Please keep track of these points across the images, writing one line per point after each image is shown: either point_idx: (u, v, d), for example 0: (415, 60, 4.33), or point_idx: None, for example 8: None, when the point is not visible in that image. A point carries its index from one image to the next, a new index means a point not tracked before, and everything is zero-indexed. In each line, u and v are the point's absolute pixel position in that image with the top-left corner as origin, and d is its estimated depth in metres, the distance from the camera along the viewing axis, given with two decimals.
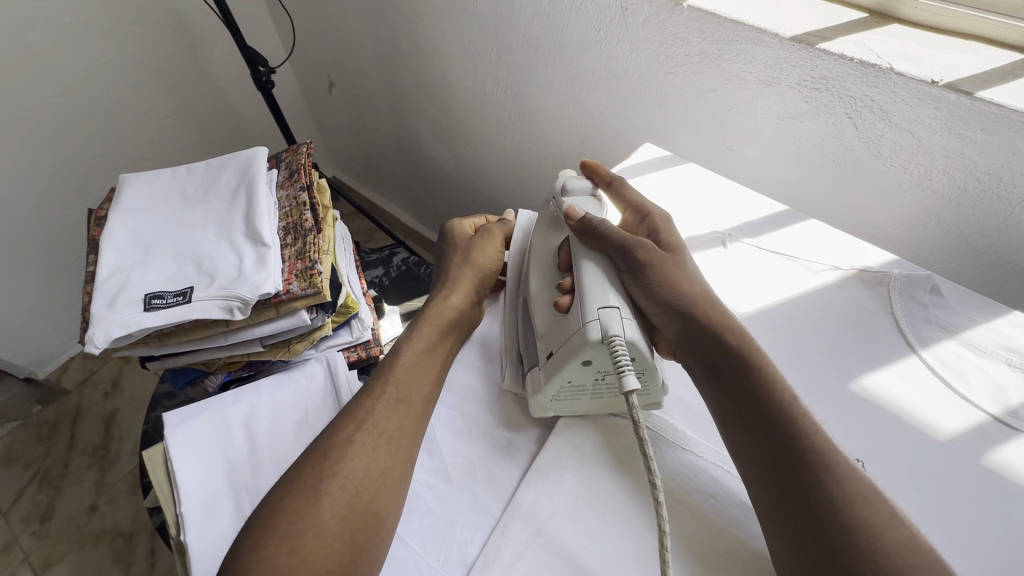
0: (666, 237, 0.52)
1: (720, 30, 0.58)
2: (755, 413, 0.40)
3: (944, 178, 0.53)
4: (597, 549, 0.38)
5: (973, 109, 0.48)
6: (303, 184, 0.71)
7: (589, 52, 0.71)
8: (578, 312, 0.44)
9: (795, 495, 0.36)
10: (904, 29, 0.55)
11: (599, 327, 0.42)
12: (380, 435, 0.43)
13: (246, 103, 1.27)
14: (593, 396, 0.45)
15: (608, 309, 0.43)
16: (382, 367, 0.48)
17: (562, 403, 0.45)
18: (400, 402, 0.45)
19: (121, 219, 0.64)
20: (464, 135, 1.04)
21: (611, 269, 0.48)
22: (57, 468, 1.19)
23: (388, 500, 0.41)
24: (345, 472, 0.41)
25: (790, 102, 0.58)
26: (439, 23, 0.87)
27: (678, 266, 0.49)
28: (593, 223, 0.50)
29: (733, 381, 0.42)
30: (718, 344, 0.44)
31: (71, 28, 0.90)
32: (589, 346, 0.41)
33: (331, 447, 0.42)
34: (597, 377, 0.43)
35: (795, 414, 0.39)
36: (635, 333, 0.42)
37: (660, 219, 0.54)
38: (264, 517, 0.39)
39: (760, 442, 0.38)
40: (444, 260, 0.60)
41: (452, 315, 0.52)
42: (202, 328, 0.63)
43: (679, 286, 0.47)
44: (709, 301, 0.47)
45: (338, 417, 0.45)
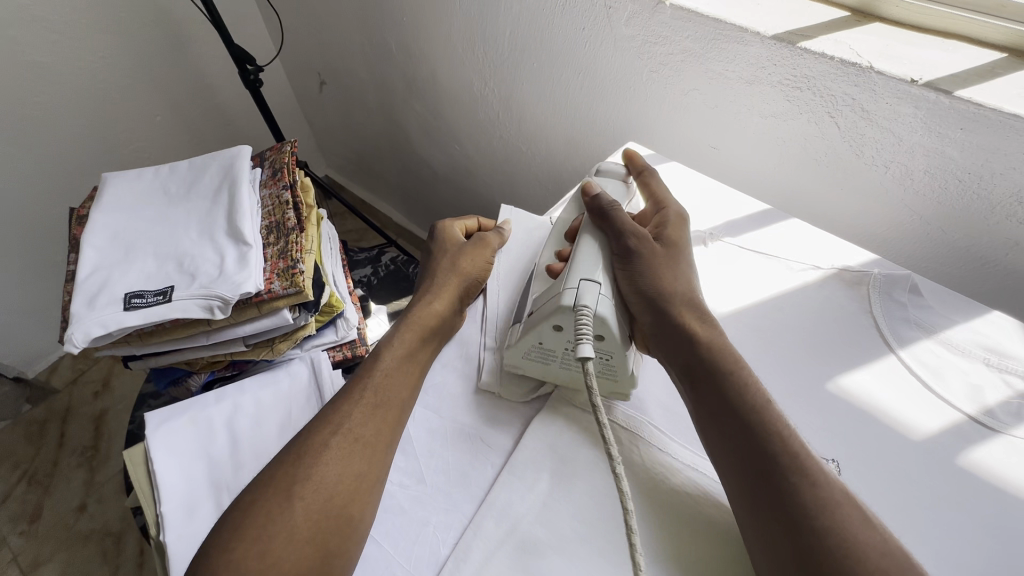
0: (671, 233, 0.51)
1: (703, 29, 0.57)
2: (729, 414, 0.39)
3: (925, 178, 0.53)
4: (568, 548, 0.38)
5: (952, 107, 0.47)
6: (286, 183, 0.70)
7: (574, 48, 0.70)
8: (562, 279, 0.45)
9: (765, 492, 0.36)
10: (886, 28, 0.55)
11: (575, 295, 0.43)
12: (356, 440, 0.42)
13: (236, 102, 1.27)
14: (560, 365, 0.46)
15: (590, 282, 0.44)
16: (363, 371, 0.47)
17: (530, 364, 0.47)
18: (378, 406, 0.45)
19: (101, 218, 0.64)
20: (453, 133, 1.04)
21: (604, 251, 0.48)
22: (46, 468, 1.18)
23: (360, 503, 0.40)
24: (319, 475, 0.40)
25: (773, 100, 0.58)
26: (425, 19, 0.87)
27: (673, 263, 0.48)
28: (603, 203, 0.50)
29: (708, 385, 0.41)
30: (694, 347, 0.43)
31: (57, 25, 0.89)
32: (560, 310, 0.43)
33: (306, 450, 0.42)
34: (566, 347, 0.45)
35: (770, 418, 0.39)
36: (609, 310, 0.43)
37: (674, 214, 0.53)
38: (235, 518, 0.39)
39: (730, 444, 0.38)
40: (432, 261, 0.59)
41: (435, 320, 0.52)
42: (183, 327, 0.62)
43: (667, 282, 0.46)
44: (694, 302, 0.46)
45: (314, 419, 0.44)
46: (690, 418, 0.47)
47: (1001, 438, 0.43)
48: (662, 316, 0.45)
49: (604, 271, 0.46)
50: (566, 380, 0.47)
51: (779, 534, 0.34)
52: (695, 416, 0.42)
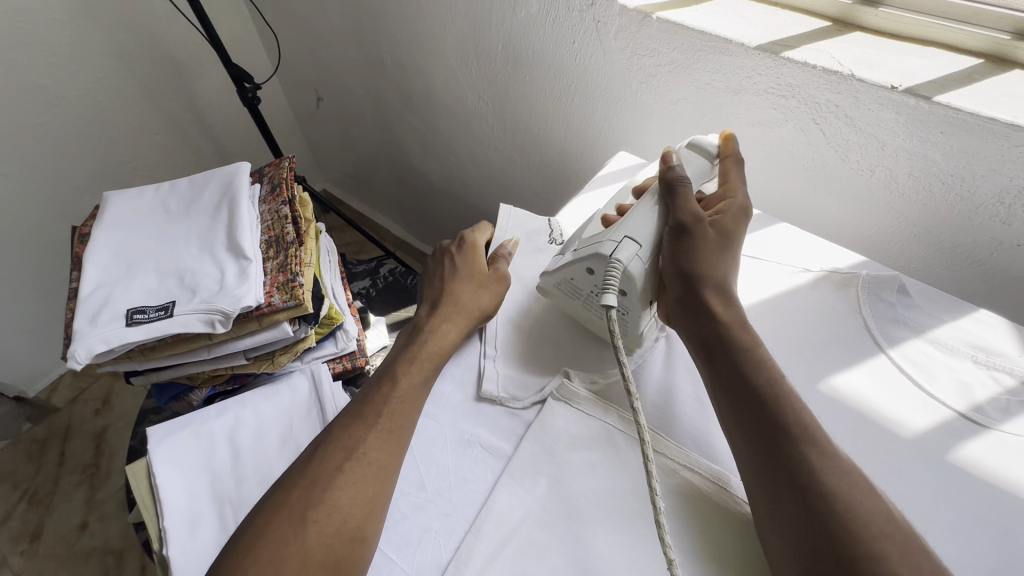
0: (728, 223, 0.50)
1: (690, 40, 0.59)
2: (741, 388, 0.40)
3: (910, 180, 0.55)
4: (568, 550, 0.39)
5: (932, 112, 0.49)
6: (285, 198, 0.71)
7: (566, 61, 0.72)
8: (611, 230, 0.48)
9: (776, 470, 0.36)
10: (866, 37, 0.56)
11: (613, 247, 0.46)
12: (370, 464, 0.42)
13: (233, 119, 1.29)
14: (584, 304, 0.51)
15: (632, 241, 0.47)
16: (383, 394, 0.46)
17: (560, 297, 0.53)
18: (393, 429, 0.44)
19: (103, 236, 0.65)
20: (449, 145, 1.05)
21: (654, 224, 0.49)
22: (46, 487, 1.18)
23: (373, 524, 0.40)
24: (332, 500, 0.40)
25: (759, 109, 0.59)
26: (418, 34, 0.89)
27: (721, 247, 0.48)
28: (673, 175, 0.49)
29: (722, 357, 0.42)
30: (714, 325, 0.44)
31: (57, 48, 0.91)
32: (596, 255, 0.47)
33: (318, 473, 0.41)
34: (592, 289, 0.49)
35: (782, 398, 0.39)
36: (641, 271, 0.46)
37: (738, 206, 0.51)
38: (245, 541, 0.38)
39: (743, 415, 0.39)
40: (445, 277, 0.56)
41: (451, 347, 0.51)
42: (185, 342, 0.63)
43: (707, 261, 0.46)
44: (723, 286, 0.46)
45: (324, 439, 0.43)
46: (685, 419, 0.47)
47: (991, 434, 0.44)
48: (690, 290, 0.45)
49: (648, 241, 0.47)
50: (586, 320, 0.52)
51: (795, 511, 0.34)
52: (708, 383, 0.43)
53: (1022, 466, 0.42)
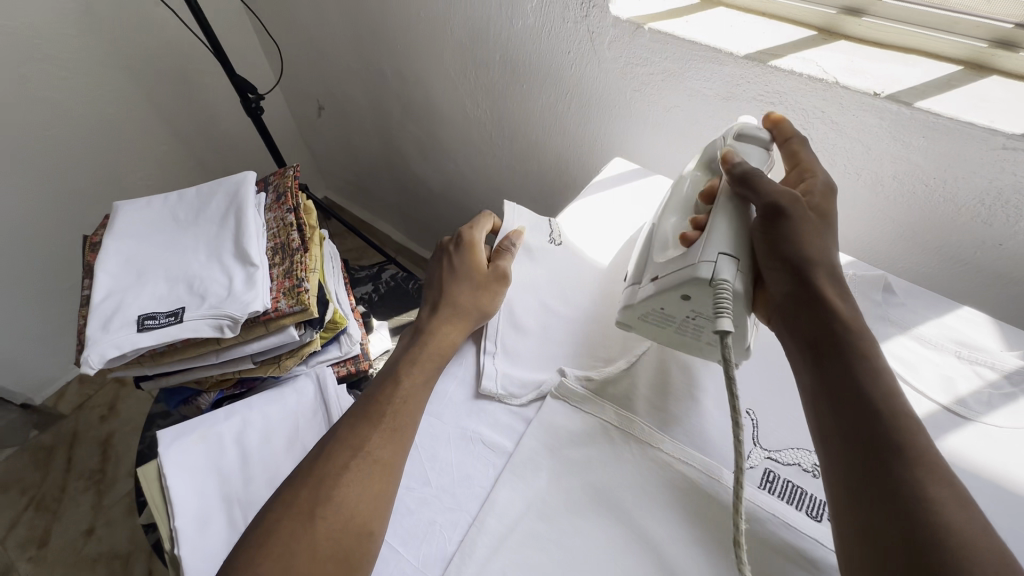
0: (821, 204, 0.48)
1: (681, 50, 0.61)
2: (851, 395, 0.37)
3: (894, 183, 0.57)
4: (568, 540, 0.40)
5: (913, 118, 0.51)
6: (290, 206, 0.73)
7: (562, 70, 0.74)
8: (699, 248, 0.45)
9: (875, 487, 0.33)
10: (851, 46, 0.58)
11: (712, 268, 0.43)
12: (376, 462, 0.43)
13: (235, 128, 1.31)
14: (675, 330, 0.48)
15: (729, 258, 0.44)
16: (386, 392, 0.48)
17: (646, 325, 0.49)
18: (397, 428, 0.45)
19: (114, 245, 0.67)
20: (448, 152, 1.07)
21: (738, 222, 0.47)
22: (53, 493, 1.19)
23: (378, 520, 0.41)
24: (340, 496, 0.41)
25: (749, 115, 0.61)
26: (417, 44, 0.91)
27: (821, 234, 0.46)
28: (744, 170, 0.48)
29: (831, 355, 0.40)
30: (825, 318, 0.42)
31: (65, 62, 0.93)
32: (696, 281, 0.43)
33: (325, 471, 0.42)
34: (688, 314, 0.46)
35: (897, 409, 0.36)
36: (742, 288, 0.44)
37: (822, 183, 0.49)
38: (256, 538, 0.40)
39: (844, 420, 0.36)
40: (447, 278, 0.57)
41: (452, 347, 0.53)
42: (195, 346, 0.65)
43: (806, 250, 0.44)
44: (834, 274, 0.44)
45: (330, 439, 0.45)
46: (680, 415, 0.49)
47: (974, 426, 0.46)
48: (797, 283, 0.43)
49: (734, 241, 0.46)
50: (683, 346, 0.49)
51: (893, 532, 0.31)
52: (809, 390, 0.40)
53: (1003, 456, 0.44)
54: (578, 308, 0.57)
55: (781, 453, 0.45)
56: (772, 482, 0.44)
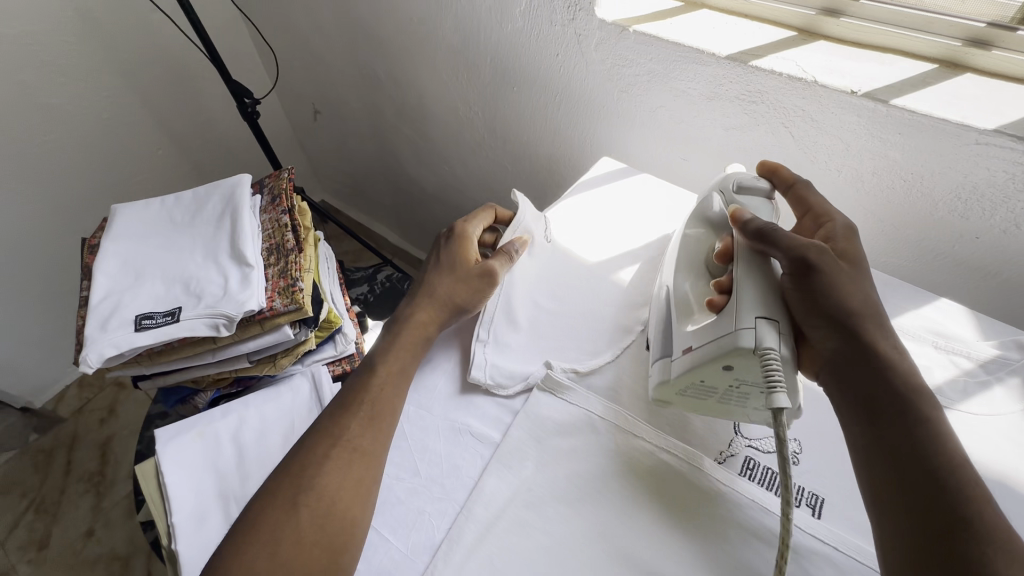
0: (845, 245, 0.47)
1: (665, 51, 0.63)
2: (917, 464, 0.37)
3: (874, 179, 0.58)
4: (554, 527, 0.41)
5: (889, 115, 0.52)
6: (284, 208, 0.75)
7: (551, 73, 0.76)
8: (731, 314, 0.42)
9: (917, 505, 0.36)
10: (830, 46, 0.60)
11: (753, 335, 0.40)
12: (354, 449, 0.44)
13: (232, 133, 1.32)
14: (717, 400, 0.45)
15: (768, 321, 0.42)
16: (364, 382, 0.48)
17: (685, 399, 0.46)
18: (375, 417, 0.46)
19: (112, 246, 0.68)
20: (442, 154, 1.09)
21: (768, 280, 0.45)
22: (53, 495, 1.20)
23: (360, 507, 0.42)
24: (321, 484, 0.42)
25: (733, 114, 0.63)
26: (410, 48, 0.92)
27: (854, 283, 0.45)
28: (759, 227, 0.47)
29: (889, 409, 0.40)
30: (879, 374, 0.41)
31: (64, 69, 0.95)
32: (739, 351, 0.40)
33: (308, 462, 0.44)
34: (731, 384, 0.43)
35: (939, 431, 0.38)
36: (789, 352, 0.41)
37: (842, 226, 0.49)
38: (244, 528, 0.41)
39: (888, 440, 0.39)
40: (433, 270, 0.58)
41: (427, 338, 0.53)
42: (191, 346, 0.66)
43: (847, 303, 0.43)
44: (879, 323, 0.44)
45: (314, 431, 0.46)
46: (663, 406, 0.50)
47: (951, 414, 0.47)
48: (846, 339, 0.42)
49: (770, 301, 0.43)
50: (727, 414, 0.46)
51: (936, 549, 0.34)
52: (865, 454, 0.40)
53: (979, 442, 0.45)
54: (565, 303, 0.58)
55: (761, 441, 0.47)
56: (751, 469, 0.45)
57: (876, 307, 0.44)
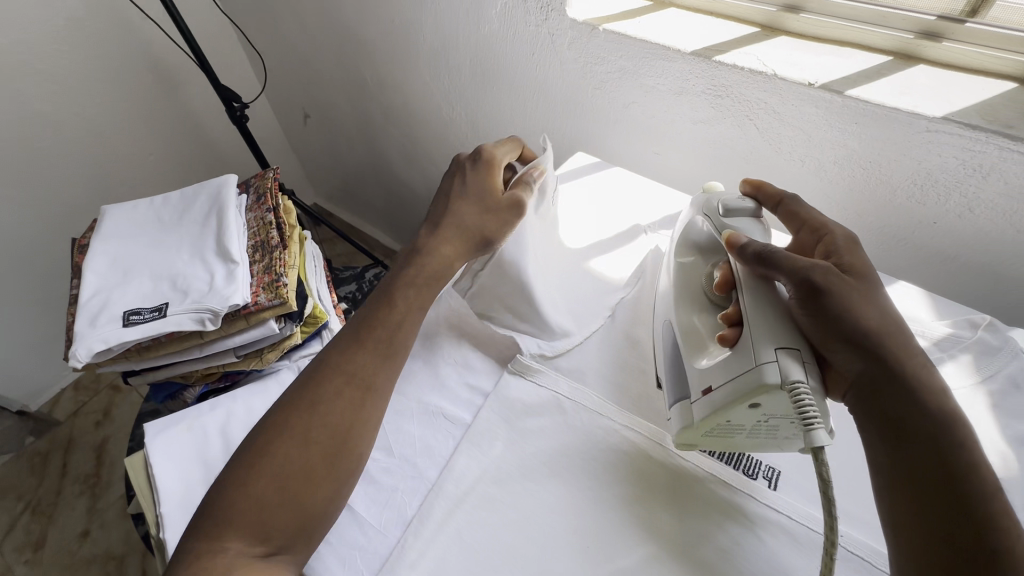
0: (851, 261, 0.46)
1: (633, 48, 0.65)
2: (942, 488, 0.36)
3: (836, 169, 0.60)
4: (520, 502, 0.43)
5: (845, 105, 0.54)
6: (269, 206, 0.77)
7: (527, 72, 0.78)
8: (750, 349, 0.41)
9: (941, 529, 0.35)
10: (791, 41, 0.62)
11: (778, 369, 0.39)
12: (362, 381, 0.46)
13: (223, 138, 1.35)
14: (747, 435, 0.43)
15: (788, 350, 0.40)
16: (378, 316, 0.49)
17: (713, 439, 0.44)
18: (385, 353, 0.48)
19: (101, 246, 0.70)
20: (429, 155, 1.11)
21: (777, 306, 0.44)
22: (49, 497, 1.22)
23: (365, 442, 0.44)
24: (327, 409, 0.44)
25: (700, 108, 0.65)
26: (394, 52, 0.95)
27: (865, 297, 0.43)
28: (757, 251, 0.46)
29: (921, 432, 0.38)
30: (908, 394, 0.40)
31: (56, 76, 0.97)
32: (765, 388, 0.39)
33: (319, 395, 0.45)
34: (759, 420, 0.41)
35: (977, 460, 0.37)
36: (816, 380, 0.40)
37: (843, 237, 0.47)
38: (248, 456, 0.42)
39: (915, 459, 0.38)
40: (458, 194, 0.55)
41: (446, 271, 0.52)
42: (179, 340, 0.68)
43: (863, 321, 0.42)
44: (903, 340, 0.42)
45: (326, 365, 0.47)
46: (630, 388, 0.52)
47: None
48: (869, 360, 0.41)
49: (784, 329, 0.42)
50: (757, 446, 0.44)
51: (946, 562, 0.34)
52: (889, 472, 0.39)
53: None
54: None
55: None
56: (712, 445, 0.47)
57: (893, 320, 0.43)
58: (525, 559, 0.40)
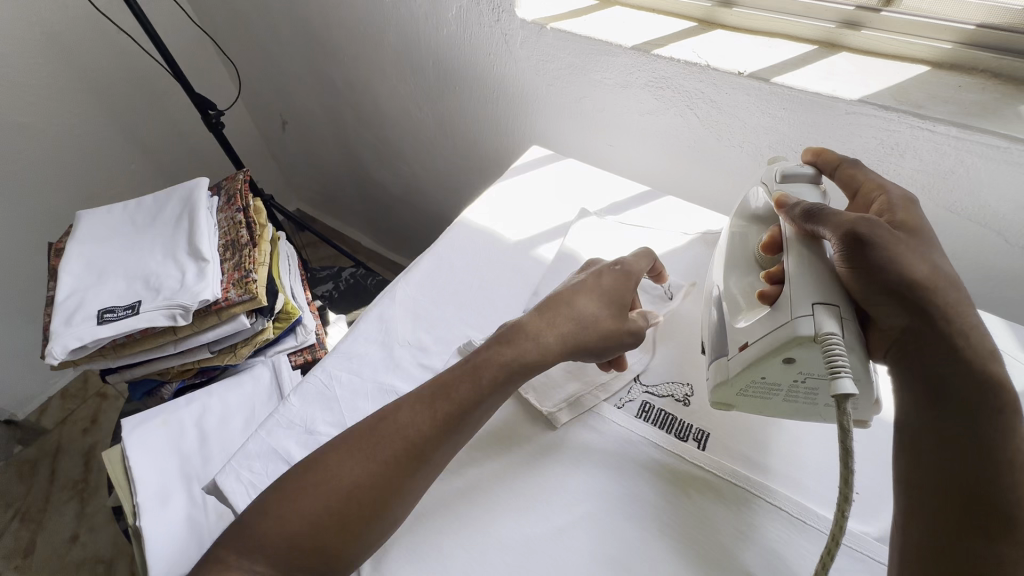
0: (905, 217, 0.42)
1: (579, 46, 0.68)
2: (972, 447, 0.34)
3: (771, 153, 0.64)
4: (464, 471, 0.46)
5: (772, 92, 0.58)
6: (239, 207, 0.80)
7: (486, 71, 0.81)
8: (786, 303, 0.40)
9: (947, 481, 0.34)
10: (726, 34, 0.65)
11: (812, 322, 0.38)
12: (417, 438, 0.41)
13: (202, 146, 1.38)
14: (785, 398, 0.42)
15: (827, 305, 0.38)
16: (457, 378, 0.44)
17: (748, 400, 0.44)
18: (451, 412, 0.42)
19: (77, 249, 0.73)
20: (402, 156, 1.14)
21: (820, 264, 0.41)
22: (38, 504, 1.23)
23: (401, 510, 0.40)
24: (374, 462, 0.40)
25: (644, 99, 0.68)
26: (362, 56, 0.98)
27: (915, 251, 0.39)
28: (808, 208, 0.43)
29: (956, 394, 0.36)
30: (951, 354, 0.37)
31: (34, 88, 1.00)
32: (797, 340, 0.38)
33: (374, 453, 0.40)
34: (795, 379, 0.41)
35: (1014, 426, 0.34)
36: (854, 338, 0.38)
37: (898, 196, 0.43)
38: (287, 479, 0.40)
39: (939, 422, 0.36)
40: (588, 287, 0.48)
41: (536, 351, 0.45)
42: (153, 338, 0.70)
43: (911, 274, 0.38)
44: (957, 301, 0.38)
45: (391, 420, 0.42)
46: None
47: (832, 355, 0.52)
48: (917, 318, 0.37)
49: (822, 284, 0.39)
50: (796, 411, 0.44)
51: (947, 506, 0.34)
52: (914, 426, 0.37)
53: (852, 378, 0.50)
54: (492, 277, 0.63)
55: (657, 386, 0.52)
56: (648, 411, 0.50)
57: (947, 275, 0.39)
58: (468, 518, 0.43)
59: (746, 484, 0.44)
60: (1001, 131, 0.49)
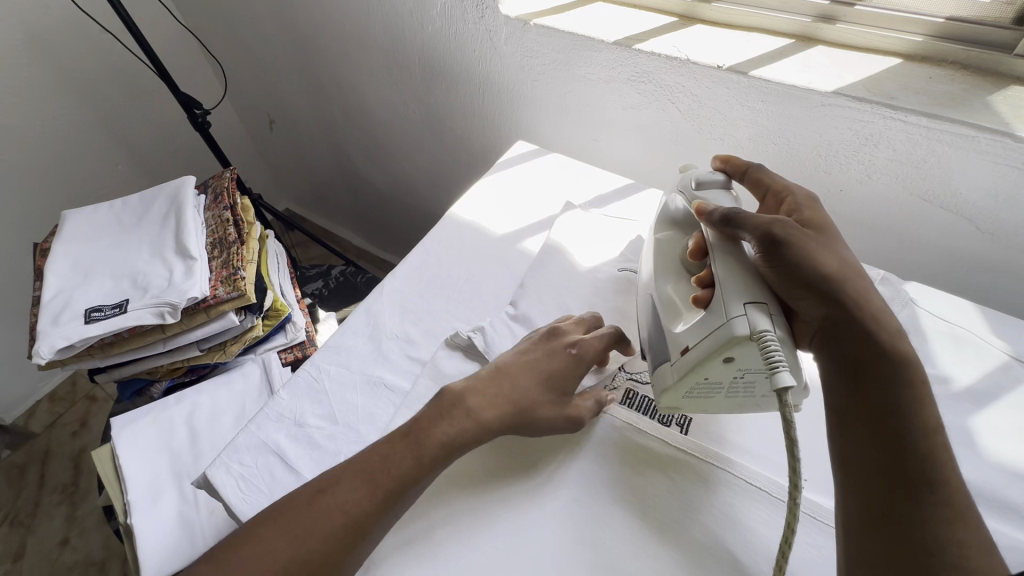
0: (811, 216, 0.45)
1: (562, 41, 0.69)
2: (890, 419, 0.36)
3: (751, 145, 0.65)
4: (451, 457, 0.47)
5: (751, 85, 0.59)
6: (226, 205, 0.80)
7: (471, 68, 0.82)
8: (720, 304, 0.41)
9: (881, 449, 0.35)
10: (706, 29, 0.66)
11: (747, 322, 0.39)
12: (354, 517, 0.38)
13: (189, 146, 1.37)
14: (727, 395, 0.43)
15: (756, 303, 0.40)
16: (398, 451, 0.41)
17: (694, 400, 0.44)
18: (390, 490, 0.39)
19: (63, 249, 0.73)
20: (390, 153, 1.14)
21: (743, 265, 0.43)
22: (27, 508, 1.22)
23: None
24: (310, 539, 0.37)
25: (628, 94, 0.69)
26: (347, 53, 0.98)
27: (823, 246, 0.42)
28: (726, 214, 0.45)
29: (874, 373, 0.38)
30: (863, 335, 0.39)
31: (16, 89, 0.99)
32: (735, 341, 0.38)
33: (310, 533, 0.37)
34: (734, 376, 0.41)
35: (924, 398, 0.37)
36: (784, 331, 0.40)
37: (804, 197, 0.47)
38: (230, 545, 0.38)
39: (864, 397, 0.37)
40: (535, 362, 0.46)
41: (474, 427, 0.42)
42: (141, 336, 0.70)
43: (822, 267, 0.41)
44: (861, 288, 0.41)
45: (330, 495, 0.39)
46: None
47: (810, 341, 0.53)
48: (832, 307, 0.40)
49: (748, 284, 0.41)
50: (735, 406, 0.44)
51: (880, 472, 0.35)
52: (840, 406, 0.39)
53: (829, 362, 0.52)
54: (479, 271, 0.64)
55: (640, 374, 0.53)
56: (632, 398, 0.51)
57: (851, 267, 0.42)
58: (445, 504, 0.44)
59: (727, 466, 0.45)
60: (969, 121, 0.51)
